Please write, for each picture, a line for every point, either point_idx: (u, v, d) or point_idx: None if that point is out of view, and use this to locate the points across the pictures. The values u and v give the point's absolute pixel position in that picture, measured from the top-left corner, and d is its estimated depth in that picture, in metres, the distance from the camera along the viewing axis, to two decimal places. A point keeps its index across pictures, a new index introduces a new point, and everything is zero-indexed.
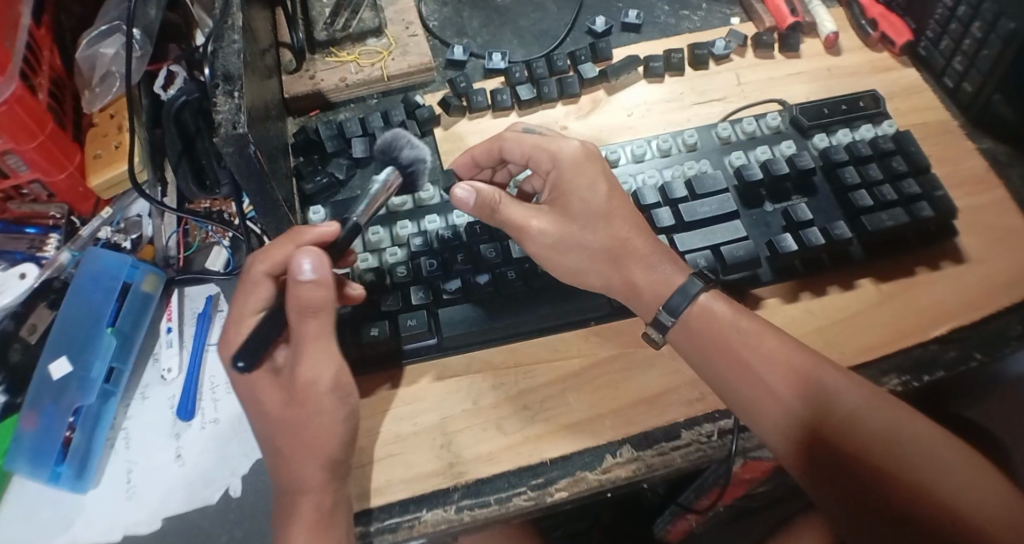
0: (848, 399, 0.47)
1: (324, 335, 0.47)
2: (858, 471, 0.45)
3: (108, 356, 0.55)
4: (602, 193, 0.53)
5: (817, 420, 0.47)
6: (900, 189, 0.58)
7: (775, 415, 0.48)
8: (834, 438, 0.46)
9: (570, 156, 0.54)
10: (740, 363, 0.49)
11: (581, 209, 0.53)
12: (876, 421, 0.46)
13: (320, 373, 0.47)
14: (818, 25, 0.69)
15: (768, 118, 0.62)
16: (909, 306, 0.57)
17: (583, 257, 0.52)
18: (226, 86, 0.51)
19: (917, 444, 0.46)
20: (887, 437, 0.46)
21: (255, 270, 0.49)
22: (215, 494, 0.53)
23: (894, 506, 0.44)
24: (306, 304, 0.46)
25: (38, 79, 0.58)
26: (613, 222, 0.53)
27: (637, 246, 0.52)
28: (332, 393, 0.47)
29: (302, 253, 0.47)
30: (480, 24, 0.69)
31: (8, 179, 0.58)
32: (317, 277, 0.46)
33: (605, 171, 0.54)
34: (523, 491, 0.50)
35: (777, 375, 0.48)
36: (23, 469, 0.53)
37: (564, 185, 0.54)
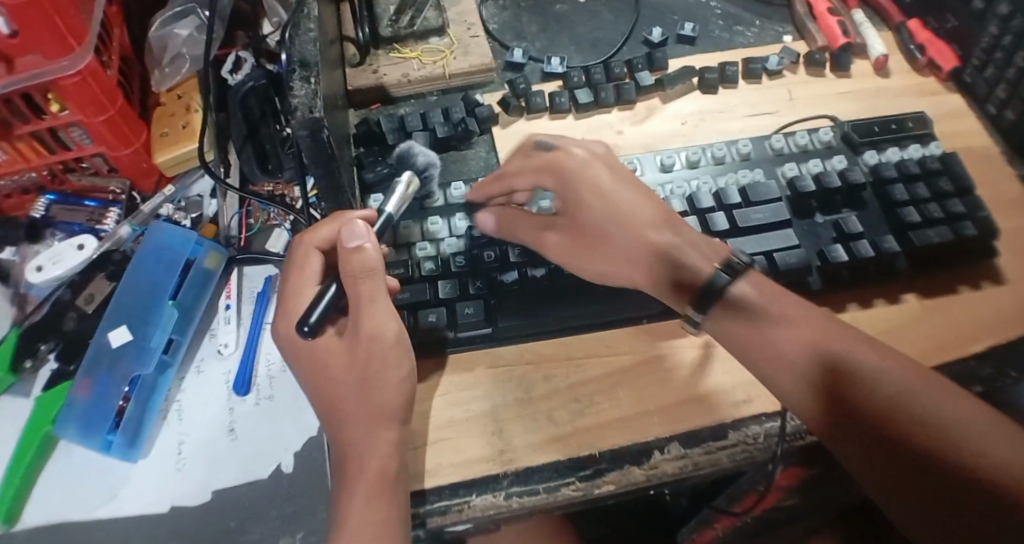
0: (883, 382, 0.45)
1: (377, 295, 0.48)
2: (901, 458, 0.43)
3: (169, 327, 0.57)
4: (610, 197, 0.53)
5: (856, 408, 0.45)
6: (946, 208, 0.60)
7: (812, 406, 0.46)
8: (875, 426, 0.44)
9: (576, 166, 0.54)
10: (770, 348, 0.48)
11: (595, 215, 0.54)
12: (917, 404, 0.44)
13: (384, 325, 0.49)
14: (868, 47, 0.71)
15: (820, 132, 0.63)
16: (952, 322, 0.58)
17: (607, 264, 0.54)
18: (302, 72, 0.49)
19: (964, 427, 0.43)
20: (930, 422, 0.43)
21: (306, 243, 0.51)
22: (266, 469, 0.54)
23: (942, 494, 0.42)
24: (360, 268, 0.48)
25: (109, 55, 0.59)
26: (630, 225, 0.53)
27: (651, 239, 0.52)
28: (395, 346, 0.49)
29: (348, 228, 0.49)
30: (538, 29, 0.70)
31: (72, 152, 0.60)
32: (363, 242, 0.48)
33: (615, 173, 0.55)
34: (571, 481, 0.50)
35: (808, 361, 0.47)
36: (74, 436, 0.53)
37: (575, 194, 0.54)
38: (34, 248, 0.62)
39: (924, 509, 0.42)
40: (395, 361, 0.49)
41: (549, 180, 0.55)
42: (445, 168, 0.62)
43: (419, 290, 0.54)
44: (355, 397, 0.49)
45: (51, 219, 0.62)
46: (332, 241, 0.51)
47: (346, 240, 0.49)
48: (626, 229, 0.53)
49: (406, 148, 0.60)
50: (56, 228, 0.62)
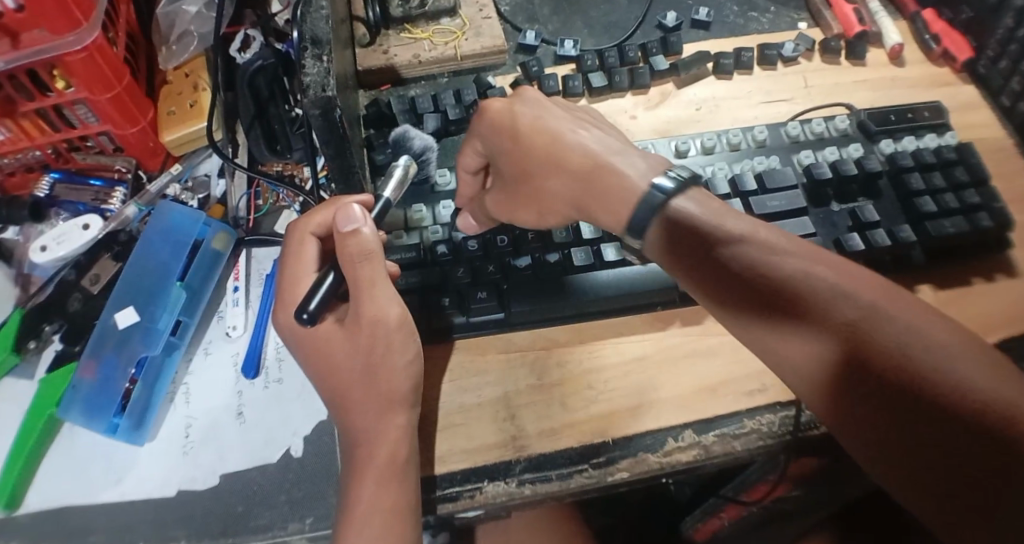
0: (848, 302, 0.41)
1: (378, 280, 0.47)
2: (869, 385, 0.40)
3: (176, 309, 0.56)
4: (528, 132, 0.51)
5: (820, 334, 0.42)
6: (962, 198, 0.59)
7: (777, 337, 0.43)
8: (840, 351, 0.41)
9: (495, 115, 0.52)
10: (725, 273, 0.44)
11: (518, 155, 0.51)
12: (886, 326, 0.40)
13: (388, 310, 0.47)
14: (883, 36, 0.70)
15: (836, 120, 0.63)
16: (965, 313, 0.57)
17: (544, 194, 0.51)
18: (315, 50, 0.48)
19: (941, 350, 0.39)
20: (901, 344, 0.40)
21: (300, 230, 0.50)
22: (276, 454, 0.53)
23: (916, 420, 0.38)
24: (357, 252, 0.46)
25: (116, 31, 0.58)
26: (551, 160, 0.50)
27: (572, 160, 0.50)
28: (400, 329, 0.48)
29: (343, 212, 0.48)
30: (551, 12, 0.69)
31: (77, 130, 0.59)
32: (358, 225, 0.47)
33: (536, 107, 0.52)
34: (584, 468, 0.50)
35: (765, 283, 0.43)
36: (78, 419, 0.52)
37: (500, 149, 0.52)
38: (38, 227, 0.61)
39: (898, 438, 0.39)
40: (400, 345, 0.48)
41: (478, 137, 0.53)
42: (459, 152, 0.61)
43: (429, 275, 0.54)
44: (364, 378, 0.48)
45: (55, 198, 0.61)
46: (327, 225, 0.50)
47: (342, 224, 0.47)
48: (548, 164, 0.51)
49: (404, 131, 0.59)
50: (61, 208, 0.61)
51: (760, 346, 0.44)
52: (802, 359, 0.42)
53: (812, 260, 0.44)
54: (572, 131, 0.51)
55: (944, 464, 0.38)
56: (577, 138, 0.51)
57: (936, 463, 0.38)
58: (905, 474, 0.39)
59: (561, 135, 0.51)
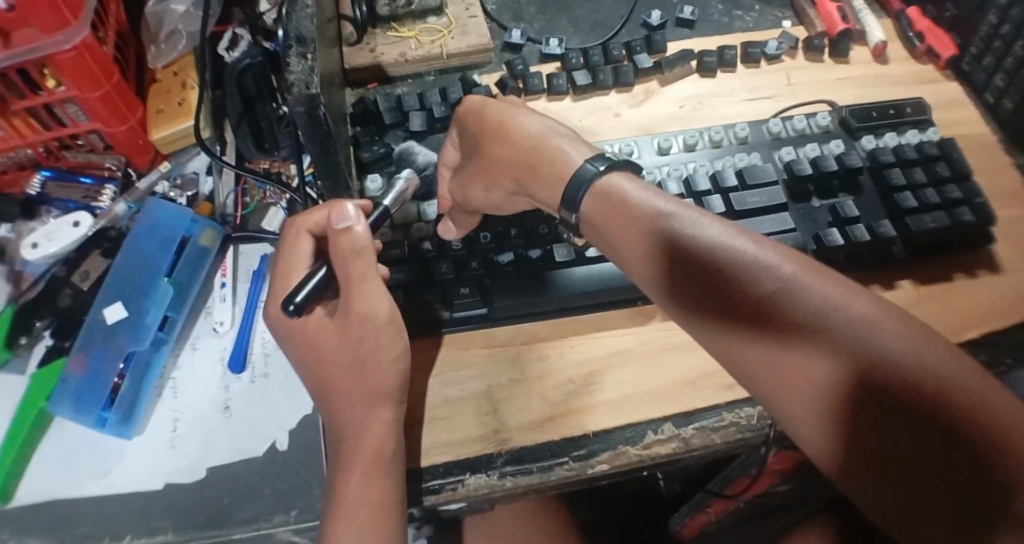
0: (812, 300, 0.40)
1: (369, 276, 0.48)
2: (842, 388, 0.38)
3: (164, 304, 0.57)
4: (492, 114, 0.53)
5: (787, 338, 0.40)
6: (942, 194, 0.60)
7: (744, 343, 0.41)
8: (811, 354, 0.39)
9: (470, 103, 0.55)
10: (688, 269, 0.43)
11: (479, 138, 0.54)
12: (851, 323, 0.39)
13: (377, 306, 0.48)
14: (867, 34, 0.71)
15: (818, 117, 0.63)
16: (946, 307, 0.58)
17: (494, 176, 0.53)
18: (299, 48, 0.49)
19: (912, 350, 0.38)
20: (868, 343, 0.38)
21: (296, 226, 0.51)
22: (261, 446, 0.54)
23: (897, 426, 0.36)
24: (350, 248, 0.47)
25: (106, 30, 0.58)
26: (502, 139, 0.52)
27: (518, 140, 0.52)
28: (389, 325, 0.48)
29: (337, 208, 0.48)
30: (537, 11, 0.70)
31: (67, 128, 0.60)
32: (352, 222, 0.47)
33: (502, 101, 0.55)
34: (565, 461, 0.51)
35: (728, 281, 0.42)
36: (67, 413, 0.53)
37: (473, 132, 0.54)
38: (29, 224, 0.61)
39: (864, 437, 0.37)
40: (391, 341, 0.48)
41: (456, 127, 0.56)
42: (443, 148, 0.62)
43: (414, 270, 0.54)
44: (347, 372, 0.48)
45: (47, 196, 0.62)
46: (321, 224, 0.51)
47: (336, 221, 0.48)
48: (500, 143, 0.52)
49: (407, 147, 0.61)
50: (52, 205, 0.62)
51: (726, 350, 0.43)
52: (770, 366, 0.40)
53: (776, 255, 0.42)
54: (524, 118, 0.53)
55: (928, 474, 0.36)
56: (529, 121, 0.53)
57: (918, 472, 0.36)
58: (886, 484, 0.37)
59: (514, 118, 0.53)
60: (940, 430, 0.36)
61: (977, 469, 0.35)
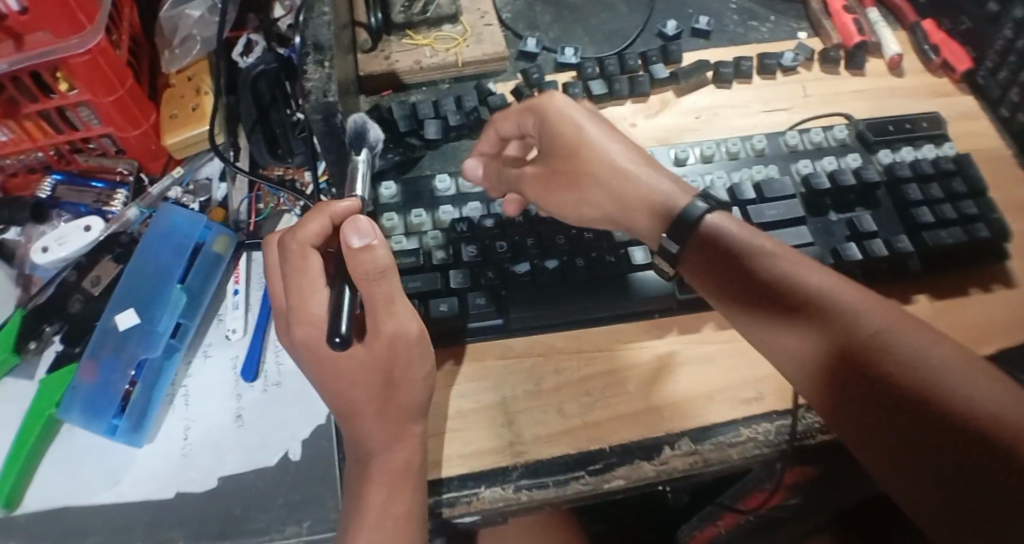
0: (842, 312, 0.44)
1: (394, 295, 0.45)
2: (869, 391, 0.42)
3: (176, 311, 0.56)
4: (590, 132, 0.53)
5: (821, 342, 0.44)
6: (959, 209, 0.59)
7: (778, 342, 0.46)
8: (845, 358, 0.43)
9: (558, 111, 0.53)
10: (729, 279, 0.48)
11: (574, 151, 0.53)
12: (875, 331, 0.43)
13: (407, 324, 0.46)
14: (882, 46, 0.71)
15: (835, 130, 0.63)
16: (961, 322, 0.58)
17: (597, 196, 0.52)
18: (317, 56, 0.49)
19: (925, 350, 0.42)
20: (888, 348, 0.42)
21: (298, 243, 0.47)
22: (274, 457, 0.53)
23: (912, 428, 0.41)
24: (372, 269, 0.44)
25: (119, 34, 0.58)
26: (608, 164, 0.52)
27: (621, 165, 0.52)
28: (419, 342, 0.47)
29: (348, 224, 0.45)
30: (552, 19, 0.70)
31: (80, 132, 0.59)
32: (370, 240, 0.44)
33: (585, 109, 0.54)
34: (581, 476, 0.50)
35: (767, 289, 0.47)
36: (76, 421, 0.52)
37: (566, 138, 0.53)
38: (39, 228, 0.61)
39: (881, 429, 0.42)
40: (420, 359, 0.47)
41: (533, 121, 0.55)
42: (457, 157, 0.62)
43: (428, 279, 0.54)
44: None
45: (57, 200, 0.61)
46: (324, 235, 0.47)
47: (350, 238, 0.44)
48: (603, 169, 0.52)
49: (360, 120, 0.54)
50: (62, 209, 0.61)
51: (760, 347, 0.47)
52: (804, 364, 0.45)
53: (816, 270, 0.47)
54: (617, 141, 0.53)
55: (939, 475, 0.40)
56: (622, 147, 0.53)
57: (930, 471, 0.40)
58: (902, 480, 0.41)
59: (611, 142, 0.53)
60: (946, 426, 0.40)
61: (988, 474, 0.39)
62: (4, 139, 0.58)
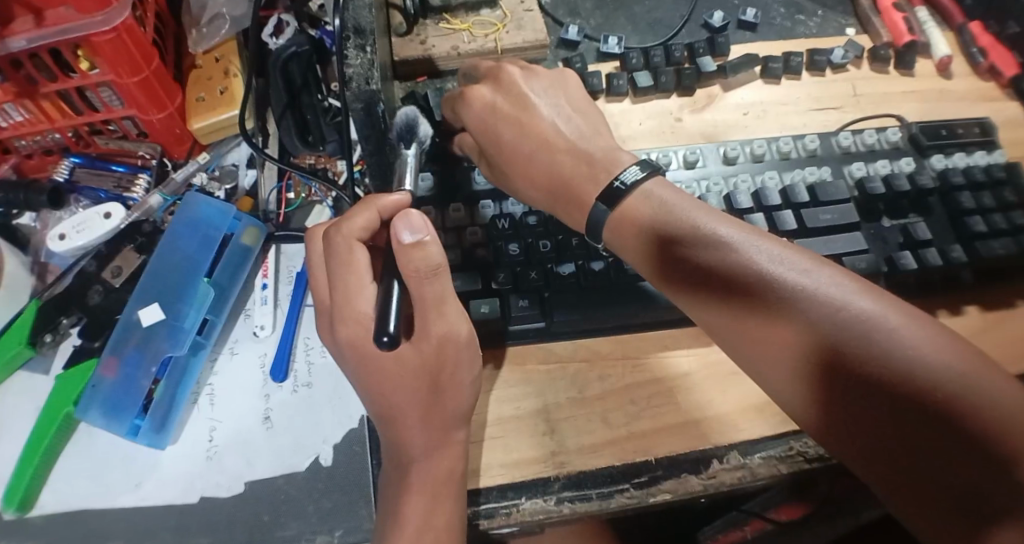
0: (792, 291, 0.40)
1: (442, 297, 0.43)
2: (836, 379, 0.39)
3: (204, 307, 0.53)
4: (506, 115, 0.49)
5: (783, 328, 0.40)
6: (1011, 219, 0.57)
7: (737, 331, 0.42)
8: (814, 346, 0.39)
9: (475, 104, 0.50)
10: (681, 261, 0.43)
11: (498, 134, 0.49)
12: (829, 308, 0.39)
13: (457, 327, 0.44)
14: (932, 46, 0.68)
15: (889, 132, 0.61)
16: (1017, 337, 0.55)
17: (540, 196, 0.49)
18: (358, 40, 0.46)
19: (886, 323, 0.38)
20: (844, 327, 0.39)
21: (342, 236, 0.45)
22: (304, 461, 0.51)
23: (882, 415, 0.37)
24: (424, 268, 0.42)
25: (144, 10, 0.55)
26: (529, 148, 0.48)
27: (556, 164, 0.48)
28: (467, 345, 0.45)
29: (400, 218, 0.43)
30: (593, 7, 0.67)
31: (100, 114, 0.56)
32: (422, 236, 0.42)
33: (510, 87, 0.50)
34: (625, 488, 0.48)
35: (723, 271, 0.42)
36: (96, 420, 0.50)
37: (490, 131, 0.49)
38: (55, 214, 0.59)
39: (853, 422, 0.38)
40: (467, 363, 0.45)
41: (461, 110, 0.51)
42: None
43: (466, 280, 0.52)
44: None
45: (75, 184, 0.59)
46: (371, 229, 0.45)
47: (401, 232, 0.42)
48: (526, 152, 0.48)
49: (410, 115, 0.54)
50: (80, 194, 0.59)
51: (720, 336, 0.43)
52: (770, 353, 0.41)
53: (772, 241, 0.42)
54: (544, 115, 0.49)
55: (933, 471, 0.36)
56: (555, 122, 0.49)
57: (922, 470, 0.36)
58: (892, 479, 0.37)
59: (535, 119, 0.49)
60: (918, 407, 0.36)
61: (967, 452, 0.35)
62: (20, 119, 0.55)
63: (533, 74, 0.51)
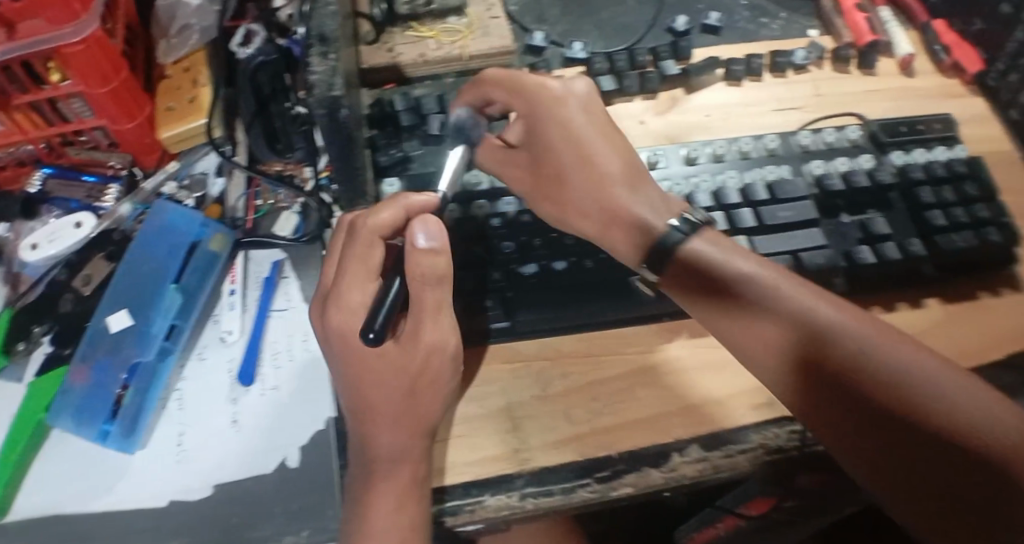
0: (841, 343, 0.43)
1: (442, 306, 0.46)
2: (880, 424, 0.41)
3: (171, 314, 0.54)
4: (575, 129, 0.52)
5: (787, 337, 0.45)
6: (971, 212, 0.58)
7: (745, 342, 0.46)
8: (860, 392, 0.42)
9: (543, 110, 0.52)
10: (733, 308, 0.46)
11: (552, 148, 0.52)
12: (876, 360, 0.42)
13: (447, 338, 0.46)
14: (894, 46, 0.69)
15: (847, 130, 0.62)
16: (977, 328, 0.57)
17: (581, 207, 0.52)
18: (321, 47, 0.47)
19: (930, 375, 0.42)
20: (891, 376, 0.42)
21: (364, 230, 0.46)
22: (271, 463, 0.51)
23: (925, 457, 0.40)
24: (428, 274, 0.45)
25: (115, 22, 0.56)
26: (580, 159, 0.52)
27: (608, 190, 0.51)
28: (452, 361, 0.47)
29: (417, 222, 0.45)
30: (560, 13, 0.68)
31: (72, 124, 0.57)
32: (436, 244, 0.45)
33: (587, 106, 0.53)
34: (588, 483, 0.49)
35: (774, 320, 0.45)
36: (66, 425, 0.51)
37: (545, 141, 0.53)
38: (29, 224, 0.59)
39: (896, 464, 0.41)
40: (448, 375, 0.47)
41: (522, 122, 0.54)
42: None
43: None
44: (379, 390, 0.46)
45: (47, 194, 0.59)
46: (392, 227, 0.46)
47: (416, 236, 0.45)
48: (575, 161, 0.52)
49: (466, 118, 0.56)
50: (53, 204, 0.59)
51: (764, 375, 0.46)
52: (773, 360, 0.45)
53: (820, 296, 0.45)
54: (605, 136, 0.52)
55: (930, 471, 0.40)
56: (612, 152, 0.52)
57: (921, 469, 0.40)
58: (892, 478, 0.41)
59: (594, 145, 0.52)
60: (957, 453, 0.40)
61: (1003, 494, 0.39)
62: None
63: (591, 102, 0.53)
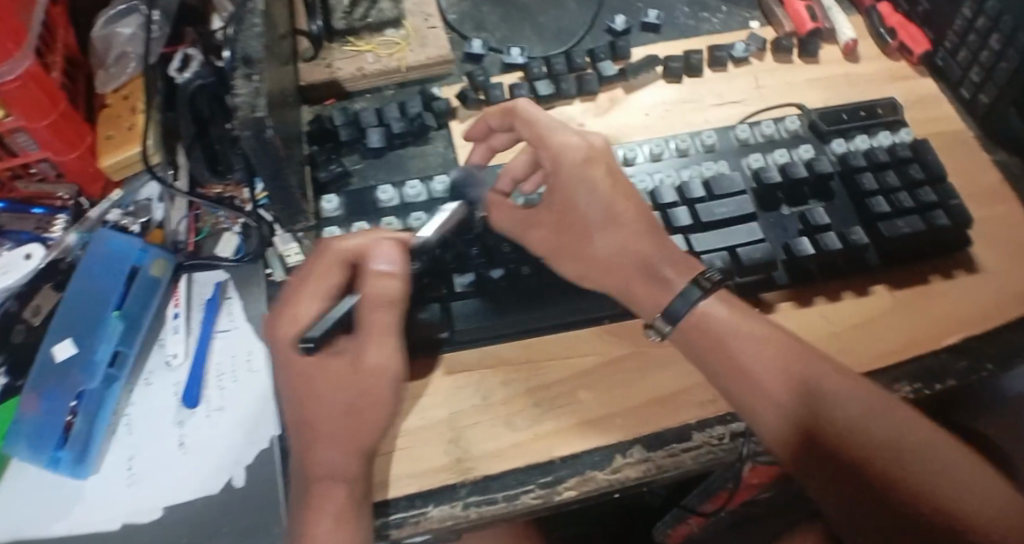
0: (848, 407, 0.46)
1: (391, 328, 0.47)
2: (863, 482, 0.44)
3: (115, 339, 0.55)
4: (596, 184, 0.53)
5: (793, 386, 0.47)
6: (917, 197, 0.58)
7: (747, 385, 0.48)
8: (853, 449, 0.45)
9: (566, 156, 0.53)
10: (742, 359, 0.49)
11: (573, 200, 0.53)
12: (878, 426, 0.45)
13: (388, 359, 0.47)
14: (837, 32, 0.69)
15: (786, 122, 0.62)
16: (929, 313, 0.56)
17: (607, 256, 0.53)
18: (245, 69, 0.47)
19: (921, 449, 0.44)
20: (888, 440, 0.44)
21: (330, 254, 0.48)
22: (217, 485, 0.52)
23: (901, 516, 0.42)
24: (378, 297, 0.47)
25: (53, 56, 0.57)
26: (608, 219, 0.53)
27: (625, 238, 0.53)
28: (396, 383, 0.48)
29: (378, 247, 0.48)
30: (499, 19, 0.69)
31: (17, 158, 0.58)
32: (393, 268, 0.47)
33: (608, 170, 0.53)
34: (531, 489, 0.49)
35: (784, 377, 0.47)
36: (22, 452, 0.52)
37: (563, 187, 0.53)
38: None
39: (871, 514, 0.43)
40: (390, 395, 0.48)
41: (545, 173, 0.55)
42: (403, 165, 0.61)
43: None
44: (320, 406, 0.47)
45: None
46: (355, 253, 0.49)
47: (376, 260, 0.47)
48: (601, 219, 0.53)
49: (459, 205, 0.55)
50: (5, 237, 0.60)
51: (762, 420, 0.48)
52: (770, 395, 0.47)
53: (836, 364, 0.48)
54: (623, 195, 0.53)
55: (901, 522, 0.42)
56: (629, 205, 0.53)
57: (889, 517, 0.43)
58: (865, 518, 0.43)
59: (620, 201, 0.53)
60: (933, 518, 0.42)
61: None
62: None
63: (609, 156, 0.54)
